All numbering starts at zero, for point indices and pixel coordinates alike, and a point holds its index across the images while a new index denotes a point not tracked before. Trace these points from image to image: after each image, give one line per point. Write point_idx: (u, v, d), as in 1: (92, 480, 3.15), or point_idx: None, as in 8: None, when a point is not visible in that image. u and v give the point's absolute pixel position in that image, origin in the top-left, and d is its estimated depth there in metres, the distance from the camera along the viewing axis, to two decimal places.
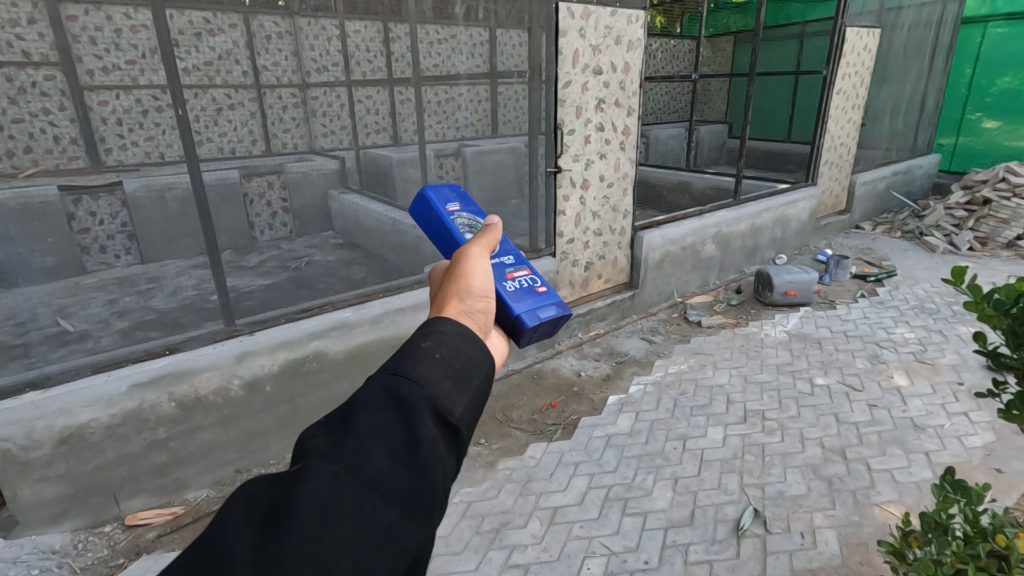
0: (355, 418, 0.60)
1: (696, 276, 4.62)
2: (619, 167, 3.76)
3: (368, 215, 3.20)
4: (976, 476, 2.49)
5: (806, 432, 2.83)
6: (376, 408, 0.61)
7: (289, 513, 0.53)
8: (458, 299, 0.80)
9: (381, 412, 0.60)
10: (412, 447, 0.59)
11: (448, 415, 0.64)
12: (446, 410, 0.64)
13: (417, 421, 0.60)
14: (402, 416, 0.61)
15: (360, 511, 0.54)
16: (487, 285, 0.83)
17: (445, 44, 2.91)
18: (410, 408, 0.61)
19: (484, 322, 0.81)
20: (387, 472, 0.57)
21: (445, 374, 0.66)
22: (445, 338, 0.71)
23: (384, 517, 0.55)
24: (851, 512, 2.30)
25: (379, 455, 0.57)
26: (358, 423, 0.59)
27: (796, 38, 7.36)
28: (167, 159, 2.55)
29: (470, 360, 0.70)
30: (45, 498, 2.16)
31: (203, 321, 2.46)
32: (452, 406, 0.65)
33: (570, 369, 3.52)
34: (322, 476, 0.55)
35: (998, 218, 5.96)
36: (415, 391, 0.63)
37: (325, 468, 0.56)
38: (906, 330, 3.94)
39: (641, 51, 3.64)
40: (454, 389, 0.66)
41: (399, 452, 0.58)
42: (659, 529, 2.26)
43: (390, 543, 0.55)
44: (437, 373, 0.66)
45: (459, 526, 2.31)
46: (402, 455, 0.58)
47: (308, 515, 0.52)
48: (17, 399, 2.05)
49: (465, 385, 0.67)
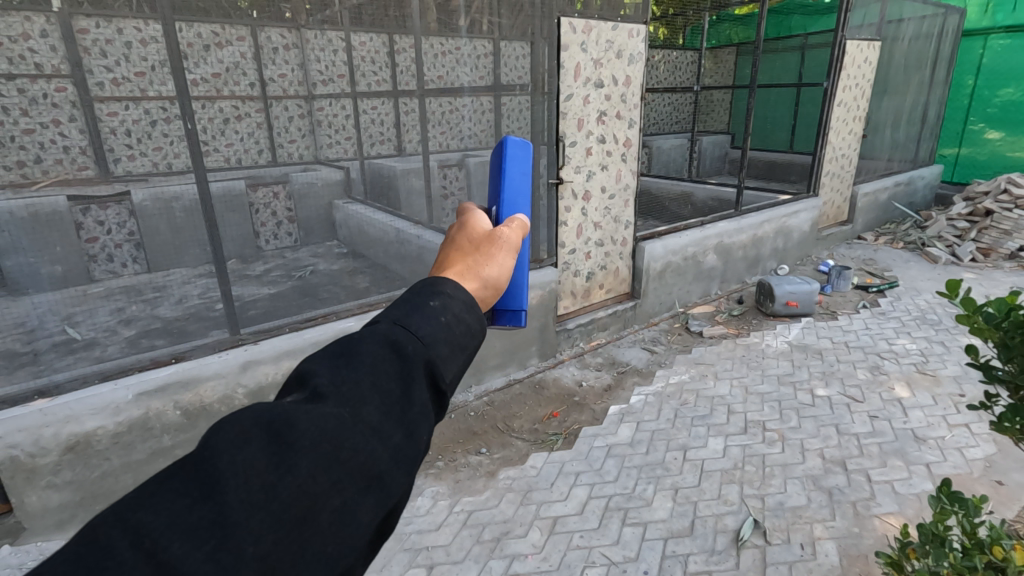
0: (359, 364, 0.64)
1: (698, 286, 4.64)
2: (620, 178, 3.80)
3: (373, 225, 3.14)
4: (975, 487, 2.49)
5: (806, 443, 2.84)
6: (379, 360, 0.65)
7: (290, 446, 0.55)
8: (478, 283, 0.81)
9: (382, 365, 0.64)
10: (405, 405, 0.63)
11: (440, 379, 0.67)
12: (440, 375, 0.67)
13: (413, 382, 0.64)
14: (402, 372, 0.65)
15: (356, 455, 0.58)
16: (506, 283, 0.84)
17: (449, 56, 2.98)
18: (410, 367, 0.65)
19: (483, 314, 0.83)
20: (382, 422, 0.61)
21: (447, 341, 0.69)
22: (450, 303, 0.73)
23: (374, 464, 0.59)
24: (850, 524, 2.30)
25: (375, 405, 0.61)
26: (360, 371, 0.63)
27: (796, 51, 7.43)
28: (173, 170, 2.59)
29: (469, 331, 0.73)
30: (51, 505, 2.18)
31: (208, 330, 2.50)
32: (446, 371, 0.68)
33: (571, 379, 3.54)
34: (324, 417, 0.58)
35: (1000, 229, 5.96)
36: (418, 351, 0.66)
37: (331, 409, 0.59)
38: (907, 341, 3.95)
39: (642, 65, 3.69)
40: (449, 354, 0.69)
41: (391, 407, 0.62)
42: (659, 539, 2.27)
43: (376, 491, 0.58)
44: (439, 337, 0.69)
45: (460, 535, 2.32)
46: (394, 412, 0.62)
47: (307, 452, 0.55)
48: (25, 406, 2.09)
49: (459, 353, 0.70)
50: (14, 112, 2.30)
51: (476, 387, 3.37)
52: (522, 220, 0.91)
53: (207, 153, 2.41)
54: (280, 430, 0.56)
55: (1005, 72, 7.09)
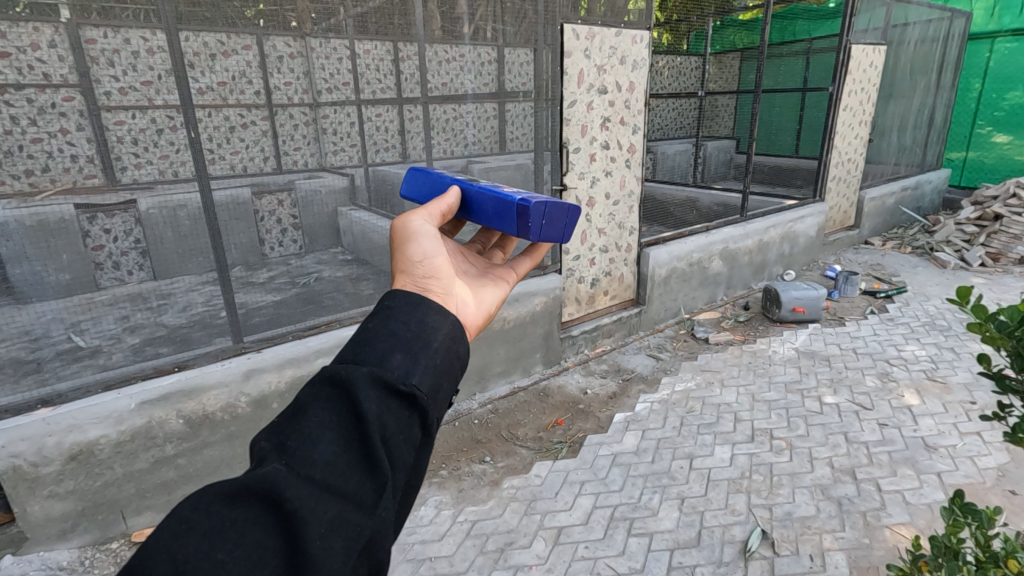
0: (305, 413, 0.69)
1: (703, 292, 4.61)
2: (624, 184, 3.78)
3: (378, 231, 3.03)
4: (988, 498, 2.44)
5: (815, 451, 2.80)
6: (322, 401, 0.70)
7: (238, 514, 0.60)
8: (399, 275, 0.91)
9: (327, 404, 0.70)
10: (361, 430, 0.68)
11: (401, 384, 0.72)
12: (398, 382, 0.72)
13: (361, 401, 0.68)
14: (347, 402, 0.70)
15: (305, 502, 0.61)
16: (424, 250, 0.95)
17: (453, 63, 2.96)
18: (352, 391, 0.70)
19: (440, 285, 0.90)
20: (337, 457, 0.66)
21: (391, 346, 0.76)
22: (394, 314, 0.81)
23: (331, 507, 0.62)
24: (861, 535, 2.26)
25: (329, 442, 0.67)
26: (306, 419, 0.69)
27: (802, 55, 7.32)
28: (180, 178, 2.50)
29: (422, 328, 0.80)
30: (54, 514, 2.18)
31: (212, 338, 2.49)
32: (407, 376, 0.74)
33: (576, 386, 3.52)
34: (266, 479, 0.62)
35: (1010, 234, 5.90)
36: (354, 373, 0.71)
37: (274, 467, 0.63)
38: (916, 348, 3.91)
39: (646, 70, 3.69)
40: (405, 360, 0.75)
41: (348, 436, 0.68)
42: (665, 550, 2.24)
43: (342, 531, 0.61)
44: (385, 351, 0.75)
45: (463, 545, 2.30)
46: (352, 440, 0.68)
47: (256, 516, 0.61)
48: (29, 415, 2.09)
49: (418, 355, 0.77)
50: (22, 122, 2.16)
51: (479, 395, 3.35)
52: (408, 215, 1.04)
53: (212, 160, 2.43)
54: (224, 503, 0.60)
55: (1012, 76, 7.04)
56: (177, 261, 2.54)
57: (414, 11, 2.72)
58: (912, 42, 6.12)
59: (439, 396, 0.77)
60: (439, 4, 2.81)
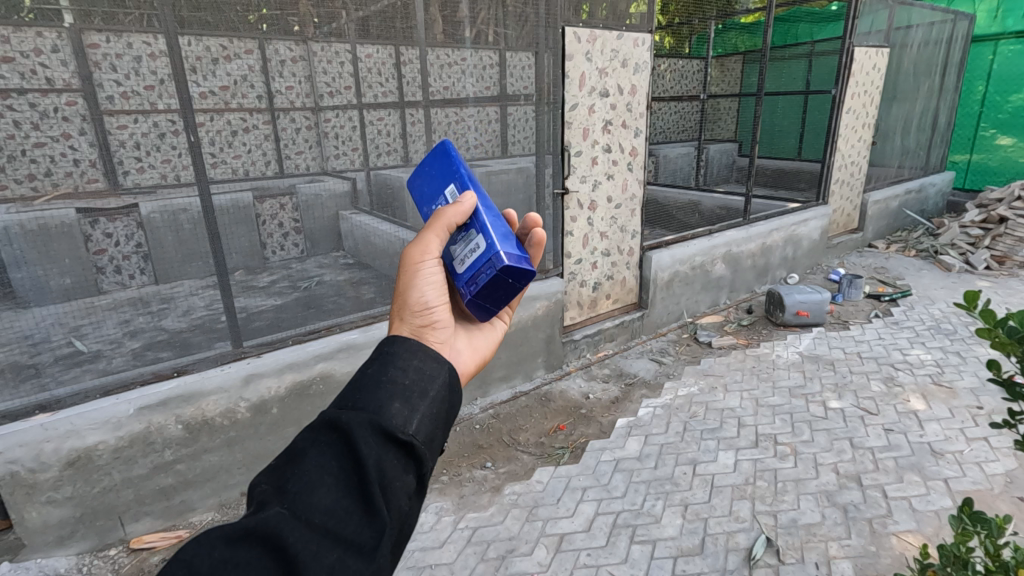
0: (304, 458, 0.71)
1: (706, 296, 4.59)
2: (626, 187, 3.77)
3: (380, 235, 3.11)
4: (997, 505, 2.41)
5: (820, 457, 2.77)
6: (322, 444, 0.72)
7: (239, 557, 0.61)
8: (398, 318, 0.95)
9: (327, 448, 0.72)
10: (361, 476, 0.70)
11: (400, 432, 0.75)
12: (398, 429, 0.75)
13: (361, 446, 0.71)
14: (347, 447, 0.72)
15: (308, 547, 0.63)
16: (425, 297, 0.98)
17: (455, 67, 3.00)
18: (352, 435, 0.72)
19: (437, 336, 0.97)
20: (337, 503, 0.68)
21: (389, 392, 0.79)
22: (393, 359, 0.84)
23: (331, 552, 0.64)
24: (868, 542, 2.23)
25: (329, 486, 0.69)
26: (305, 463, 0.70)
27: (804, 58, 7.30)
28: (183, 182, 2.48)
29: (420, 373, 0.84)
30: (52, 521, 2.16)
31: (212, 343, 2.48)
32: (406, 425, 0.77)
33: (579, 391, 3.49)
34: (269, 524, 0.64)
35: (1015, 237, 5.85)
36: (355, 418, 0.74)
37: (275, 511, 0.65)
38: (922, 352, 3.87)
39: (647, 73, 3.68)
40: (403, 408, 0.78)
41: (346, 480, 0.70)
42: (668, 557, 2.21)
43: None
44: (385, 397, 0.78)
45: (464, 553, 2.27)
46: (351, 485, 0.70)
47: (258, 559, 0.62)
48: (27, 421, 2.08)
49: (416, 403, 0.80)
50: (25, 127, 2.16)
51: (480, 400, 3.33)
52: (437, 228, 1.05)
53: (213, 165, 2.39)
54: (226, 546, 0.62)
55: (1015, 78, 7.01)
56: (177, 264, 2.53)
57: (416, 15, 2.72)
58: (915, 44, 6.09)
59: (434, 444, 0.80)
60: (441, 8, 2.81)
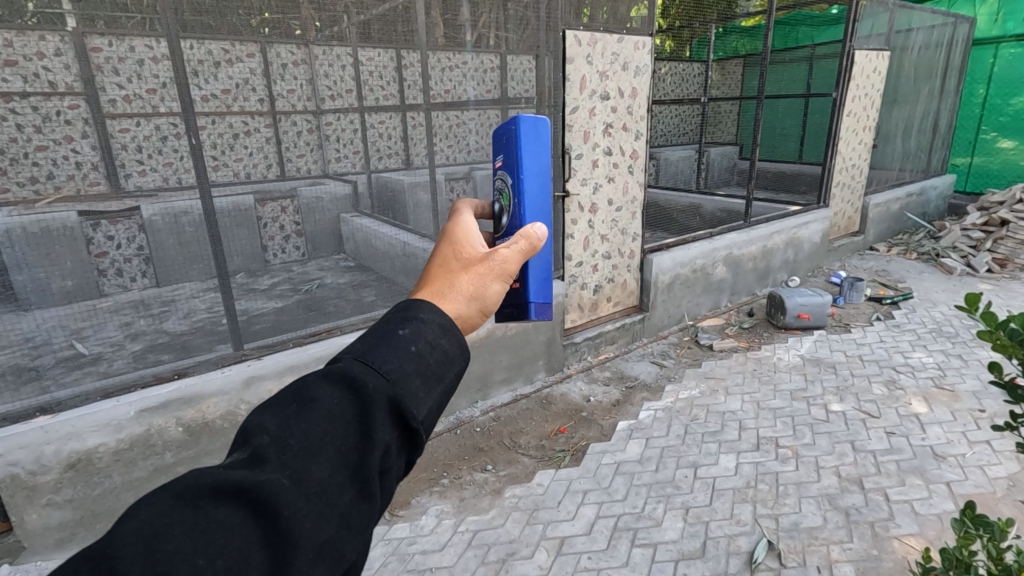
0: (312, 414, 0.65)
1: (707, 298, 4.58)
2: (627, 190, 3.77)
3: (379, 238, 3.12)
4: (999, 508, 2.40)
5: (821, 460, 2.76)
6: (333, 404, 0.66)
7: (222, 517, 0.55)
8: (463, 297, 0.84)
9: (336, 411, 0.66)
10: (363, 454, 0.65)
11: (412, 418, 0.69)
12: (411, 414, 0.69)
13: (374, 425, 0.66)
14: (360, 417, 0.66)
15: (300, 523, 0.58)
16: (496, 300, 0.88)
17: (456, 71, 2.97)
18: (367, 406, 0.66)
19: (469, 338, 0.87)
20: (332, 478, 0.62)
21: (415, 369, 0.71)
22: (425, 329, 0.76)
23: (322, 532, 0.59)
24: (869, 546, 2.22)
25: (329, 456, 0.63)
26: (312, 420, 0.65)
27: (804, 61, 7.33)
28: (183, 185, 2.49)
29: (445, 356, 0.76)
30: (52, 523, 2.15)
31: (213, 345, 2.49)
32: (418, 410, 0.70)
33: (579, 394, 3.49)
34: (266, 487, 0.58)
35: (1016, 240, 5.85)
36: (376, 387, 0.68)
37: (271, 473, 0.60)
38: (924, 354, 3.87)
39: (648, 76, 3.69)
40: (422, 389, 0.71)
41: (348, 454, 0.64)
42: (670, 561, 2.20)
43: (328, 559, 0.59)
44: (410, 370, 0.70)
45: (464, 556, 2.27)
46: (352, 461, 0.64)
47: (242, 524, 0.56)
48: (28, 424, 2.08)
49: (434, 387, 0.73)
50: (26, 130, 2.14)
51: (481, 402, 3.32)
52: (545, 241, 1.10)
53: (214, 167, 2.42)
54: (213, 500, 0.56)
55: (1015, 81, 7.01)
56: (178, 266, 2.53)
57: (416, 17, 2.72)
58: (915, 48, 6.09)
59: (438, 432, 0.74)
60: (442, 11, 2.80)
